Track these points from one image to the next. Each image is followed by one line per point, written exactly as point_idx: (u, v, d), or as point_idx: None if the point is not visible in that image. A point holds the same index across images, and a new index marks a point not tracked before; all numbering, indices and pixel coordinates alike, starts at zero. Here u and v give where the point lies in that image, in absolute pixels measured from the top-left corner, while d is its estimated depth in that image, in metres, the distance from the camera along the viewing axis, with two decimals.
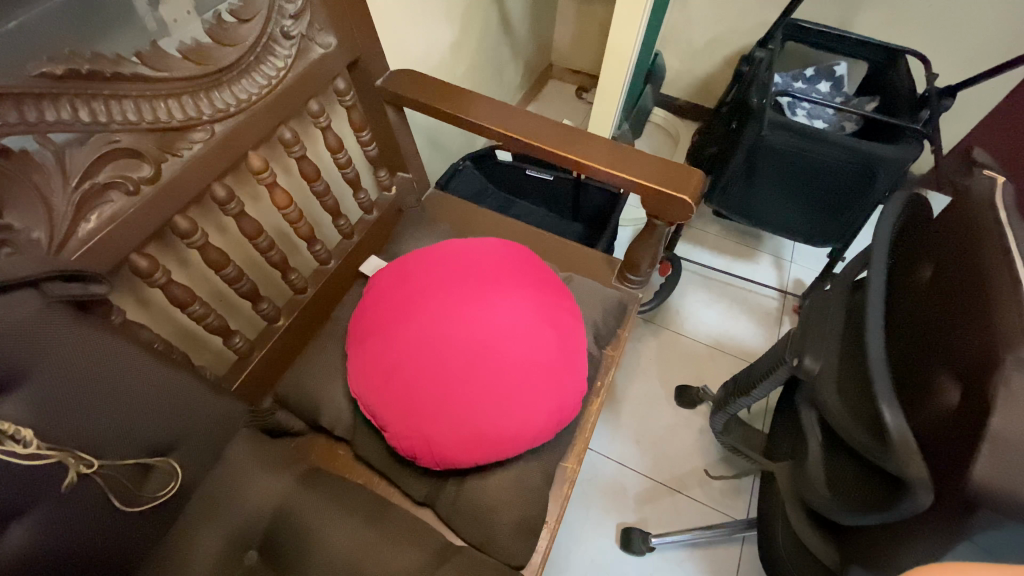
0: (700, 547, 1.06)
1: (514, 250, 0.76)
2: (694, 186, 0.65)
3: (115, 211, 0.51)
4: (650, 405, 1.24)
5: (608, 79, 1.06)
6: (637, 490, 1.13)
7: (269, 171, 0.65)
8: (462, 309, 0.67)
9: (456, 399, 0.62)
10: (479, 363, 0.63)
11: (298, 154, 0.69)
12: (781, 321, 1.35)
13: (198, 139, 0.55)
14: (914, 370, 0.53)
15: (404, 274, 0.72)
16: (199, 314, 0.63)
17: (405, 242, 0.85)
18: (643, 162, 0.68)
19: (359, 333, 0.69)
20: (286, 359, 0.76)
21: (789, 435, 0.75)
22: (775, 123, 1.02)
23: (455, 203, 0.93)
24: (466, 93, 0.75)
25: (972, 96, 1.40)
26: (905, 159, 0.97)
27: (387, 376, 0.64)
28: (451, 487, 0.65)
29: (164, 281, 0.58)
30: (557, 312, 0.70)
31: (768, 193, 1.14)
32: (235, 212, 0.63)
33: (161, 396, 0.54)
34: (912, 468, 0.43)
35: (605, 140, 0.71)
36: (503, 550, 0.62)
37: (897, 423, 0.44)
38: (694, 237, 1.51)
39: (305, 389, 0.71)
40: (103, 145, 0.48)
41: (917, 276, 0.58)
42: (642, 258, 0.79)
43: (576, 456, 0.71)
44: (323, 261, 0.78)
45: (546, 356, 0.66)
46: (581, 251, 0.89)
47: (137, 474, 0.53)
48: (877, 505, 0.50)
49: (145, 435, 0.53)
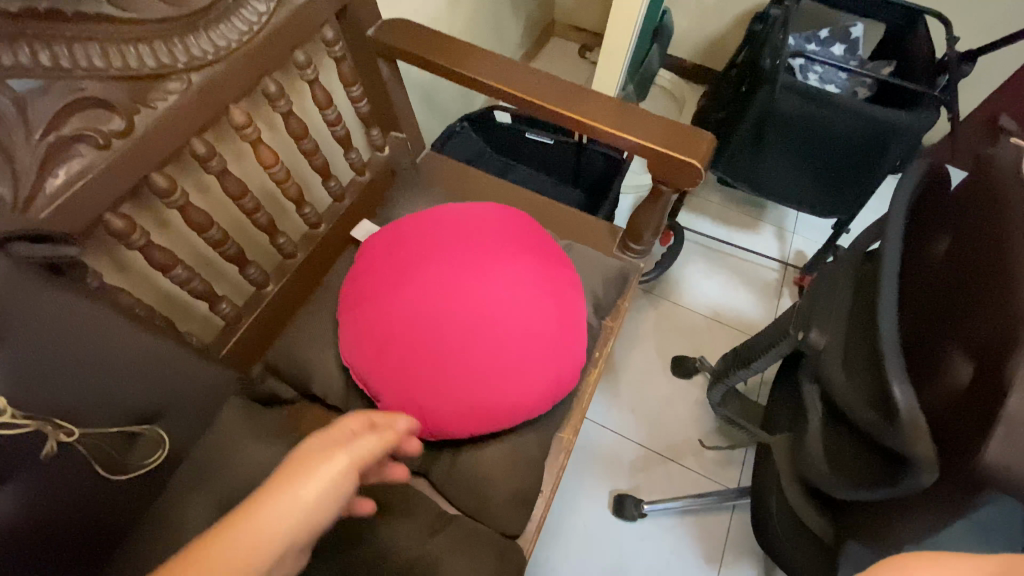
0: (691, 514, 1.08)
1: (511, 217, 0.72)
2: (703, 151, 0.62)
3: (85, 166, 0.47)
4: (647, 375, 1.23)
5: (614, 35, 1.00)
6: (631, 458, 1.14)
7: (252, 126, 0.61)
8: (459, 278, 0.64)
9: (452, 369, 0.60)
10: (476, 335, 0.61)
11: (284, 109, 0.64)
12: (781, 294, 1.33)
13: (173, 89, 0.51)
14: (926, 348, 0.51)
15: (397, 239, 0.69)
16: (183, 278, 0.60)
17: (399, 206, 0.82)
18: (650, 124, 0.64)
19: (351, 300, 0.66)
20: (275, 326, 0.73)
21: (788, 409, 0.74)
22: (788, 87, 0.97)
23: (451, 165, 0.89)
24: (464, 47, 0.69)
25: (993, 61, 1.34)
26: (919, 127, 0.93)
27: (380, 346, 0.62)
28: (446, 457, 0.64)
29: (143, 243, 0.54)
30: (558, 283, 0.67)
31: (777, 161, 1.10)
32: (218, 170, 0.59)
33: (139, 364, 0.52)
34: (918, 447, 0.42)
35: (612, 100, 0.66)
36: (496, 518, 0.62)
37: (908, 401, 0.42)
38: (697, 205, 1.47)
39: (296, 358, 0.69)
40: (69, 93, 0.44)
41: (932, 248, 0.56)
42: (645, 225, 0.75)
43: (573, 427, 0.70)
44: (312, 224, 0.74)
45: (545, 327, 0.64)
46: (582, 218, 0.85)
47: (124, 443, 0.53)
48: (874, 481, 0.50)
49: (127, 403, 0.52)
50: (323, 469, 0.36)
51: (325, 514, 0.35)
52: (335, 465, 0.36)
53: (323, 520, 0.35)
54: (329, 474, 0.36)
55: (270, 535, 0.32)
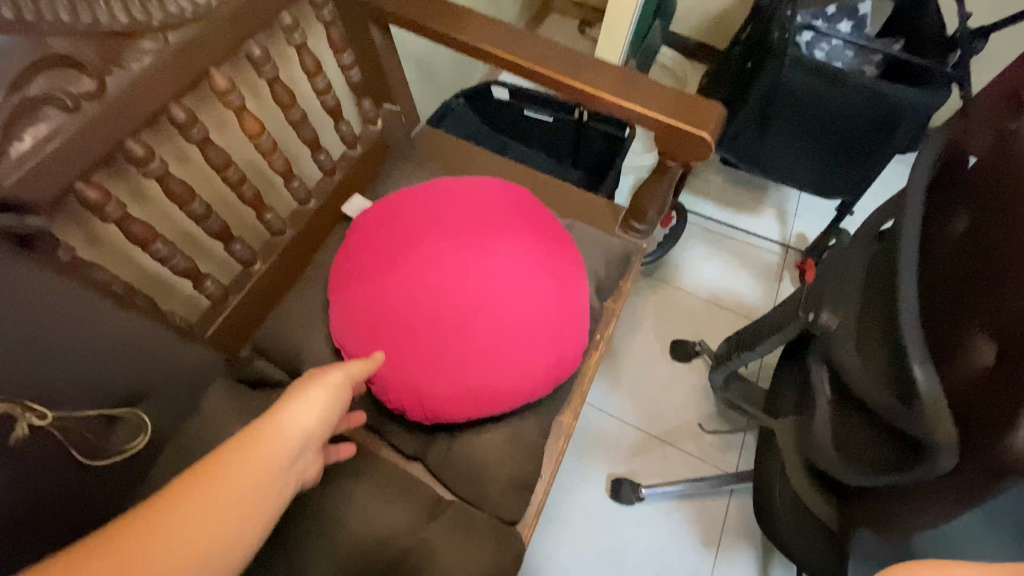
0: (689, 498, 1.07)
1: (510, 192, 0.69)
2: (713, 122, 0.59)
3: (53, 130, 0.43)
4: (646, 359, 1.22)
5: (617, 6, 0.95)
6: (628, 443, 1.13)
7: (236, 93, 0.57)
8: (456, 255, 0.61)
9: (449, 351, 0.58)
10: (473, 315, 0.59)
11: (270, 75, 0.60)
12: (782, 278, 1.31)
13: (148, 49, 0.48)
14: (944, 330, 0.49)
15: (390, 215, 0.65)
16: (163, 254, 0.56)
17: (393, 182, 0.78)
18: (656, 93, 0.61)
19: (342, 279, 0.63)
20: (264, 306, 0.70)
21: (792, 392, 0.72)
22: (797, 62, 0.94)
23: (447, 140, 0.85)
24: (460, 10, 0.65)
25: (1002, 39, 1.31)
26: (930, 105, 0.90)
27: (374, 327, 0.59)
28: (442, 442, 0.62)
29: (119, 215, 0.51)
30: (559, 262, 0.65)
31: (782, 141, 1.07)
32: (199, 139, 0.56)
33: (116, 340, 0.50)
34: (940, 432, 0.40)
35: (616, 68, 0.63)
36: (495, 504, 0.60)
37: (930, 383, 0.40)
38: (698, 186, 1.44)
39: (285, 339, 0.66)
40: (34, 51, 0.40)
41: (949, 225, 0.54)
42: (649, 203, 0.73)
43: (573, 410, 0.68)
44: (301, 200, 0.71)
45: (546, 308, 0.61)
46: (583, 196, 0.82)
47: (103, 428, 0.51)
48: (888, 467, 0.49)
49: (108, 387, 0.51)
50: (318, 387, 0.47)
51: (328, 416, 0.46)
52: (327, 384, 0.48)
53: (329, 419, 0.46)
54: (326, 390, 0.47)
55: (290, 429, 0.43)
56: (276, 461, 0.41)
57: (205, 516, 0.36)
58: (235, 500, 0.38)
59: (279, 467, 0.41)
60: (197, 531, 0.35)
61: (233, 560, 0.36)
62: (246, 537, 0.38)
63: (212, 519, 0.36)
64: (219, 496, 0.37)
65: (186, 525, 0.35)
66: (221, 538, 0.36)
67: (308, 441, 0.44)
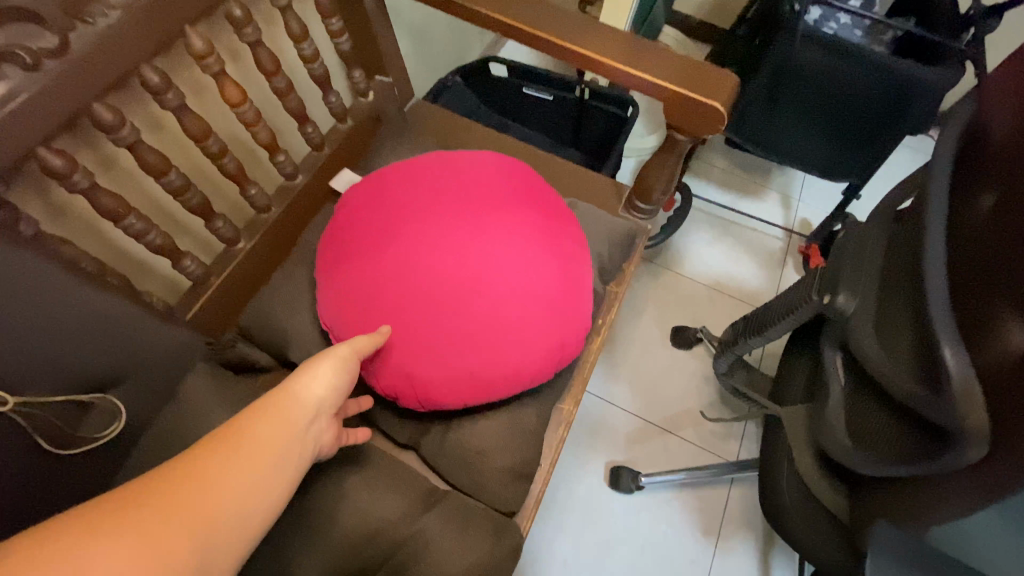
0: (689, 487, 1.05)
1: (510, 168, 0.66)
2: (726, 93, 0.55)
3: (10, 90, 0.39)
4: (646, 346, 1.19)
5: None
6: (628, 430, 1.10)
7: (215, 56, 0.53)
8: (452, 233, 0.58)
9: (445, 333, 0.54)
10: (470, 295, 0.55)
11: (252, 39, 0.56)
12: (785, 264, 1.29)
13: (115, 3, 0.43)
14: (963, 311, 0.45)
15: (382, 190, 0.62)
16: (137, 229, 0.53)
17: (385, 157, 0.74)
18: (665, 61, 0.57)
19: (331, 258, 0.60)
20: (249, 287, 0.66)
21: (801, 380, 0.70)
22: (808, 37, 0.90)
23: (443, 115, 0.81)
24: None
25: (1015, 19, 1.27)
26: (946, 83, 0.87)
27: (365, 308, 0.56)
28: (438, 429, 0.59)
29: (87, 186, 0.47)
30: (562, 241, 0.61)
31: (790, 121, 1.04)
32: (176, 105, 0.52)
33: (89, 322, 0.47)
34: (972, 420, 0.38)
35: (623, 34, 0.59)
36: (493, 494, 0.57)
37: (961, 368, 0.38)
38: (700, 170, 1.40)
39: (271, 322, 0.62)
40: None
41: (973, 199, 0.49)
42: (655, 181, 0.69)
43: (574, 397, 0.66)
44: (288, 175, 0.67)
45: (548, 288, 0.58)
46: (586, 175, 0.78)
47: (73, 415, 0.48)
48: (908, 457, 0.46)
49: (76, 369, 0.47)
50: (330, 356, 0.47)
51: (343, 382, 0.47)
52: (338, 354, 0.48)
53: (342, 388, 0.47)
54: (341, 360, 0.48)
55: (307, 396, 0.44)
56: (298, 426, 0.42)
57: (237, 473, 0.37)
58: (262, 461, 0.39)
59: (301, 431, 0.42)
60: (229, 486, 0.36)
61: (264, 513, 0.37)
62: (273, 495, 0.38)
63: (241, 477, 0.37)
64: (248, 455, 0.38)
65: (219, 479, 0.36)
66: (250, 497, 0.37)
67: (324, 408, 0.45)
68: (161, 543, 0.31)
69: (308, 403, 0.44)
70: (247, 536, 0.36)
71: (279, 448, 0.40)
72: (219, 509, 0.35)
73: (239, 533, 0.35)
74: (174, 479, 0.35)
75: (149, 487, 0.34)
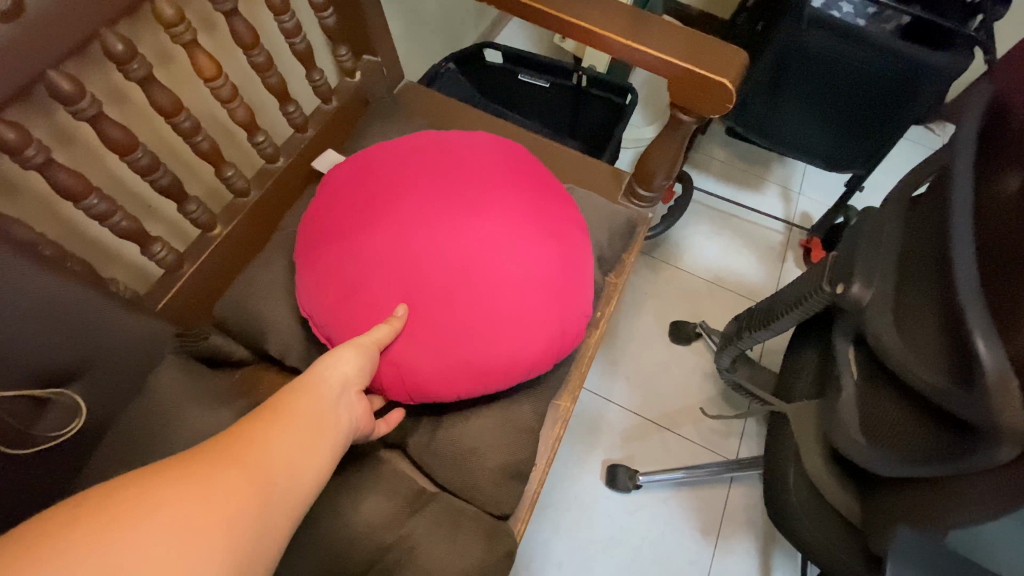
0: (687, 486, 1.03)
1: (504, 148, 0.62)
2: (734, 69, 0.52)
3: None
4: (644, 342, 1.16)
5: None
6: (625, 427, 1.07)
7: (187, 26, 0.49)
8: (443, 212, 0.54)
9: (436, 319, 0.51)
10: (464, 280, 0.52)
11: (227, 7, 0.52)
12: (785, 258, 1.26)
13: None
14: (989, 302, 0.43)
15: (368, 170, 0.58)
16: (100, 211, 0.49)
17: (372, 140, 0.70)
18: (668, 36, 0.54)
19: (312, 240, 0.56)
20: (226, 275, 0.63)
21: (809, 374, 0.66)
22: (814, 20, 0.87)
23: (434, 98, 0.77)
24: None
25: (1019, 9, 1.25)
26: (955, 68, 0.84)
27: (349, 293, 0.52)
28: (426, 427, 0.56)
29: (43, 163, 0.43)
30: (560, 223, 0.58)
31: (793, 108, 1.01)
32: (143, 78, 0.48)
33: (44, 310, 0.43)
34: (1005, 417, 0.35)
35: (625, 7, 0.55)
36: (485, 497, 0.54)
37: (994, 360, 0.35)
38: (699, 162, 1.37)
39: (247, 312, 0.58)
40: None
41: (996, 183, 0.47)
42: (657, 166, 0.66)
43: (571, 393, 0.63)
44: (268, 157, 0.64)
45: (546, 273, 0.54)
46: (584, 161, 0.75)
47: (30, 412, 0.45)
48: (929, 456, 0.43)
49: (27, 360, 0.43)
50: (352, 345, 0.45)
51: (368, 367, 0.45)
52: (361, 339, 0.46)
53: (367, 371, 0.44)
54: (358, 348, 0.45)
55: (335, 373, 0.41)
56: (327, 411, 0.38)
57: (279, 448, 0.34)
58: (303, 435, 0.35)
59: (336, 409, 0.39)
60: (273, 460, 0.33)
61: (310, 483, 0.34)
62: (313, 474, 0.35)
63: (288, 449, 0.34)
64: (287, 429, 0.35)
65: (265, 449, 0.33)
66: (294, 470, 0.33)
67: (353, 387, 0.42)
68: (200, 519, 0.28)
69: (337, 380, 0.41)
70: (296, 508, 0.33)
71: (310, 433, 0.36)
72: (262, 482, 0.31)
73: (282, 511, 0.31)
74: (213, 452, 0.31)
75: (188, 459, 0.30)
